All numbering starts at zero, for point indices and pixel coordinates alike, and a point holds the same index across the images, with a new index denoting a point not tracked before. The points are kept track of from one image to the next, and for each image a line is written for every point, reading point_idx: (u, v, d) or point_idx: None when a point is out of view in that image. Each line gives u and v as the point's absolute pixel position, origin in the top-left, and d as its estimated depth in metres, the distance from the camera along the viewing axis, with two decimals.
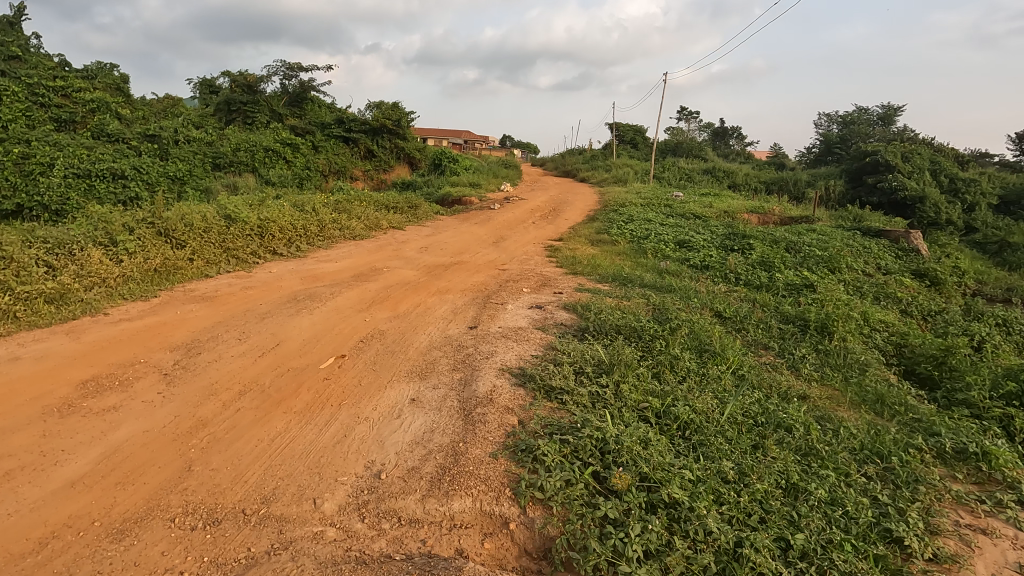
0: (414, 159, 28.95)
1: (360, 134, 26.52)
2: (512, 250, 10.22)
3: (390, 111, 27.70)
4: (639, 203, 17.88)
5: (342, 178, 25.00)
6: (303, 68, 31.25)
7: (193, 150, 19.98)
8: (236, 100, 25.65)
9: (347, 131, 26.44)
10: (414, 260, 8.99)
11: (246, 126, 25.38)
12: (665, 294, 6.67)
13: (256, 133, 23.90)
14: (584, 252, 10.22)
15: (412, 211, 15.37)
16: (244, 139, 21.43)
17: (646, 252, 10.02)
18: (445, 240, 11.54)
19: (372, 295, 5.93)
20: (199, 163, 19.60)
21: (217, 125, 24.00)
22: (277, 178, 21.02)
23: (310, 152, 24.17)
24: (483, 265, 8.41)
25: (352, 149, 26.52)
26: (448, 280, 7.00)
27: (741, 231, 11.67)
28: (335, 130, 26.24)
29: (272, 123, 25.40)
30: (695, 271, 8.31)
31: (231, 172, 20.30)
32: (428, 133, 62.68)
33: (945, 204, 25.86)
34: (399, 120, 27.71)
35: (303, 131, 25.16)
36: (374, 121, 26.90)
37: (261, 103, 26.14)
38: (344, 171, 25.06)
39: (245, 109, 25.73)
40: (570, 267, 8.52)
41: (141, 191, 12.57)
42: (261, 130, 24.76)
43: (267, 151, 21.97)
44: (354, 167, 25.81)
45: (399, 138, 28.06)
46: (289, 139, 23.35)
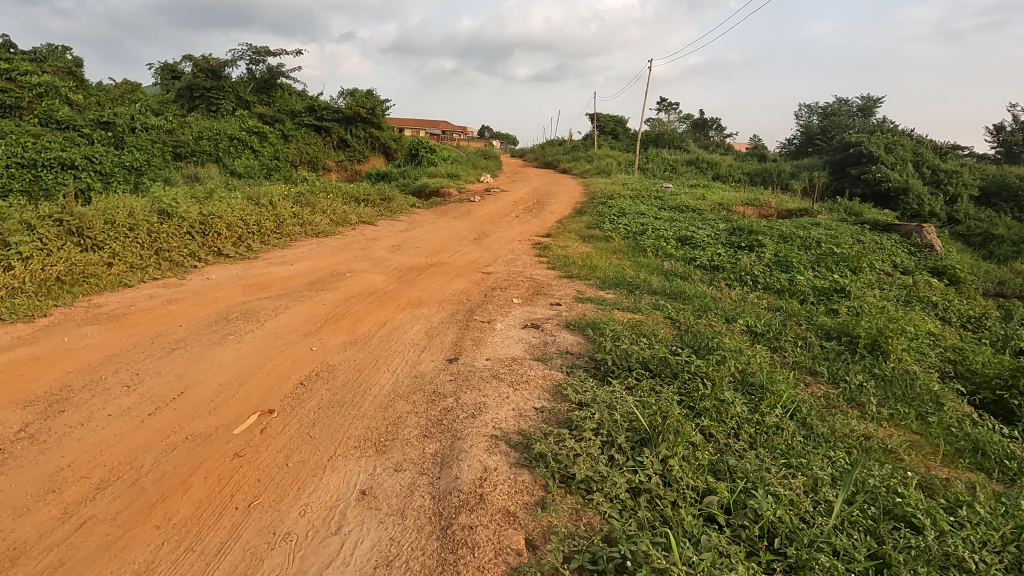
0: (391, 149, 27.55)
1: (332, 122, 25.08)
2: (497, 248, 9.13)
3: (363, 99, 26.26)
4: (629, 195, 16.89)
5: (313, 169, 23.53)
6: (272, 52, 29.46)
7: (151, 139, 18.46)
8: (199, 85, 23.82)
9: (318, 119, 24.98)
10: (386, 261, 7.84)
11: (209, 113, 23.72)
12: (681, 304, 5.66)
13: (220, 120, 22.29)
14: (576, 250, 9.18)
15: (387, 205, 14.14)
16: (207, 128, 19.90)
17: (646, 250, 9.04)
18: (422, 236, 10.37)
19: (326, 312, 4.77)
20: (156, 154, 18.05)
21: (178, 112, 22.34)
22: (243, 168, 19.45)
23: (279, 141, 22.69)
24: (464, 267, 7.31)
25: (324, 138, 25.12)
26: (423, 287, 5.87)
27: (745, 226, 10.74)
28: (306, 118, 24.74)
29: (238, 110, 23.78)
30: (706, 274, 7.34)
31: (193, 162, 18.75)
32: (406, 123, 60.90)
33: (928, 196, 25.56)
34: (374, 108, 26.30)
35: (270, 120, 23.61)
36: (347, 109, 25.44)
37: (227, 89, 24.45)
38: (316, 161, 23.60)
39: (209, 96, 23.96)
40: (564, 269, 7.47)
41: (93, 182, 11.65)
42: (226, 117, 23.15)
43: (231, 140, 20.43)
44: (326, 157, 24.34)
45: (373, 127, 26.64)
46: (256, 127, 21.82)
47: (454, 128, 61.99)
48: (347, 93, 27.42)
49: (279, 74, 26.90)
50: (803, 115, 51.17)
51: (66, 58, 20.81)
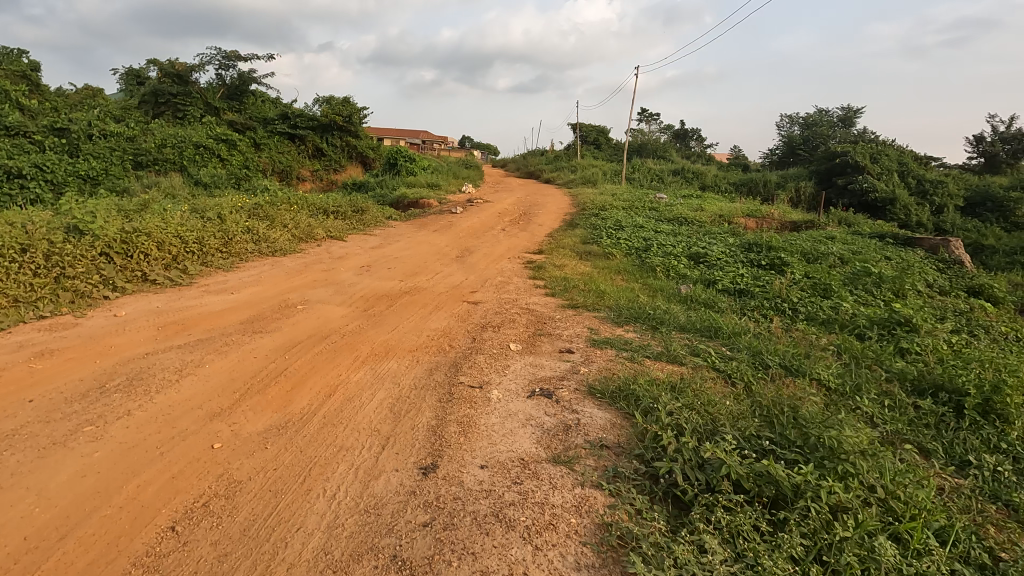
0: (368, 158, 26.20)
1: (306, 130, 23.63)
2: (484, 269, 7.90)
3: (339, 106, 24.93)
4: (621, 206, 15.80)
5: (287, 180, 22.12)
6: (245, 58, 28.08)
7: (109, 146, 17.01)
8: (164, 90, 22.32)
9: (292, 127, 23.60)
10: (351, 286, 6.53)
11: (176, 120, 22.19)
12: (720, 347, 4.49)
13: (186, 127, 20.76)
14: (575, 270, 7.98)
15: (362, 218, 12.83)
16: (170, 134, 18.45)
17: (654, 269, 7.89)
18: (396, 253, 9.07)
19: (254, 371, 3.44)
20: (113, 163, 16.58)
21: (141, 118, 20.75)
22: (209, 177, 17.81)
23: (250, 149, 21.23)
24: (445, 295, 6.05)
25: (298, 146, 23.61)
26: (393, 325, 4.59)
27: (758, 241, 9.66)
28: (279, 126, 23.39)
29: (206, 117, 22.28)
30: (733, 300, 6.20)
31: (155, 171, 17.34)
32: (385, 132, 59.52)
33: (914, 206, 25.18)
34: (350, 115, 24.97)
35: (241, 127, 22.17)
36: (322, 116, 24.09)
37: (195, 95, 22.91)
38: (290, 171, 22.16)
39: (175, 101, 22.46)
40: (564, 295, 6.26)
41: (40, 193, 12.12)
42: (193, 123, 21.63)
43: (197, 147, 18.80)
44: (300, 166, 22.93)
45: (350, 135, 25.28)
46: (224, 134, 20.34)
47: (434, 137, 60.95)
48: (322, 101, 26.08)
49: (250, 80, 25.44)
50: (785, 125, 51.19)
51: (21, 61, 19.20)
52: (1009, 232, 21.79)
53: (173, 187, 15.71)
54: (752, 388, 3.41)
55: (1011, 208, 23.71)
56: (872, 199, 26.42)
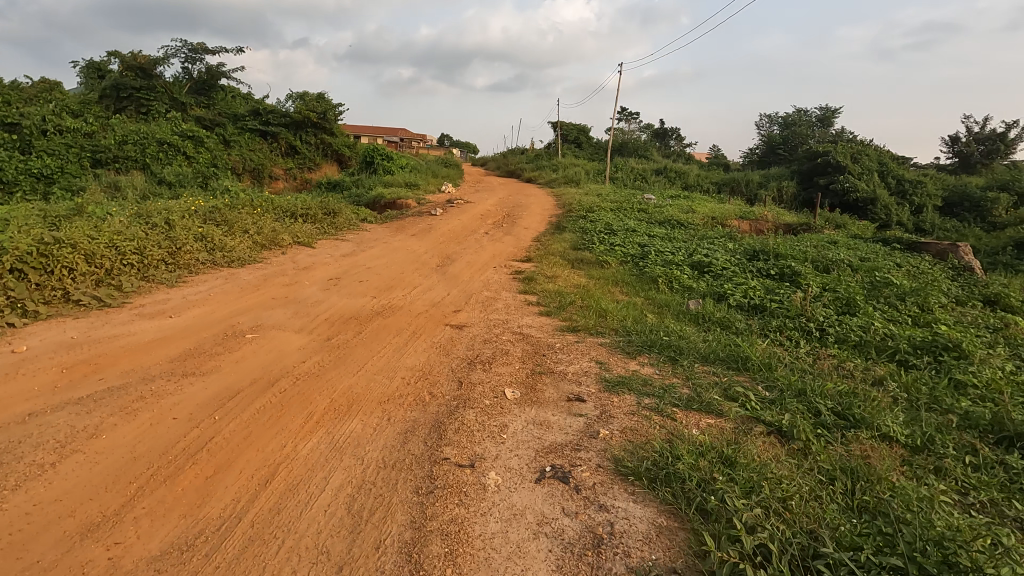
0: (345, 157, 25.11)
1: (278, 127, 22.49)
2: (468, 281, 7.10)
3: (314, 103, 23.83)
4: (609, 207, 15.12)
5: (260, 179, 20.94)
6: (213, 51, 26.80)
7: (65, 143, 15.79)
8: (126, 84, 20.87)
9: (263, 124, 22.45)
10: (314, 305, 5.66)
11: (140, 116, 20.65)
12: (756, 385, 3.77)
13: (149, 123, 19.48)
14: (568, 281, 7.23)
15: (334, 222, 11.90)
16: (132, 130, 17.27)
17: (656, 280, 7.17)
18: (369, 262, 8.20)
19: (168, 442, 2.59)
20: (67, 161, 15.38)
21: (99, 112, 19.41)
22: (174, 176, 16.62)
23: (219, 146, 20.03)
24: (424, 316, 5.22)
25: (270, 144, 22.42)
26: (361, 363, 3.75)
27: (761, 248, 9.03)
28: (250, 122, 22.20)
29: (172, 112, 20.96)
30: (750, 319, 5.51)
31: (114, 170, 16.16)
32: (361, 130, 58.07)
33: (895, 206, 25.08)
34: (325, 111, 23.87)
35: (209, 124, 20.96)
36: (295, 113, 22.96)
37: (160, 90, 21.56)
38: (263, 169, 20.98)
39: (138, 96, 21.04)
40: (561, 314, 5.49)
41: None
42: (156, 119, 20.35)
43: (161, 145, 17.63)
44: (273, 164, 21.76)
45: (325, 132, 24.18)
46: (191, 131, 19.04)
47: (412, 135, 59.87)
48: (296, 97, 24.86)
49: (219, 74, 24.17)
50: (764, 124, 51.18)
51: None
52: (990, 232, 21.72)
53: (132, 188, 14.55)
54: (818, 461, 2.69)
55: (989, 208, 23.72)
56: (854, 198, 26.26)
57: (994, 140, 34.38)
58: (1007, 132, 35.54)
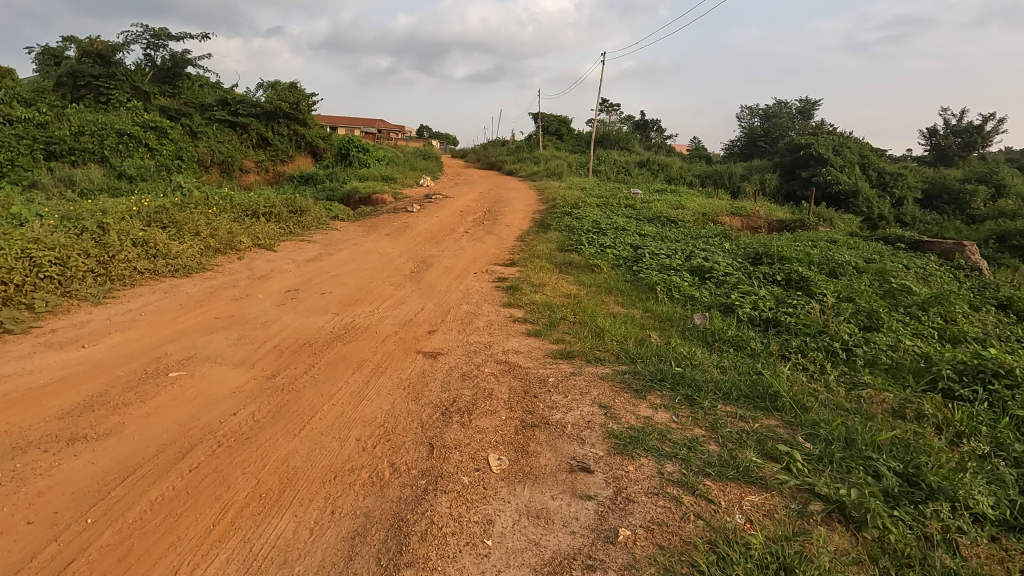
0: (319, 149, 23.99)
1: (248, 117, 21.35)
2: (445, 291, 6.34)
3: (285, 92, 22.68)
4: (595, 203, 14.47)
5: (229, 172, 19.81)
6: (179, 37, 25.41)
7: (14, 134, 14.68)
8: (84, 71, 19.32)
9: (232, 114, 21.23)
10: (264, 325, 4.86)
11: (99, 106, 19.37)
12: (793, 435, 3.11)
13: (109, 113, 18.22)
14: (557, 289, 6.52)
15: (302, 222, 11.02)
16: (89, 120, 16.16)
17: (654, 288, 6.51)
18: (335, 269, 7.39)
19: (5, 574, 1.82)
20: (16, 154, 14.28)
21: (54, 100, 18.08)
22: (134, 169, 15.47)
23: (184, 137, 18.82)
24: (392, 340, 4.47)
25: (240, 135, 21.21)
26: (308, 416, 2.97)
27: (762, 249, 8.42)
28: (217, 112, 20.99)
29: (133, 101, 19.58)
30: (766, 338, 4.88)
31: (69, 164, 15.10)
32: (337, 122, 56.46)
33: (876, 199, 24.92)
34: (297, 101, 22.75)
35: (173, 113, 19.72)
36: (265, 102, 21.81)
37: (120, 78, 20.03)
38: (232, 162, 19.84)
39: (97, 85, 19.52)
40: (552, 334, 4.78)
41: None
42: (116, 109, 19.09)
43: (121, 136, 16.47)
44: (243, 156, 20.61)
45: (298, 123, 23.05)
46: (154, 121, 17.72)
47: (391, 127, 58.54)
48: (267, 86, 23.67)
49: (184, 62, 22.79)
50: (745, 116, 50.92)
51: None
52: (971, 225, 21.57)
53: (88, 184, 13.32)
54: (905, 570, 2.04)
55: (968, 201, 23.64)
56: (836, 191, 26.05)
57: (971, 133, 34.53)
58: (984, 125, 35.71)
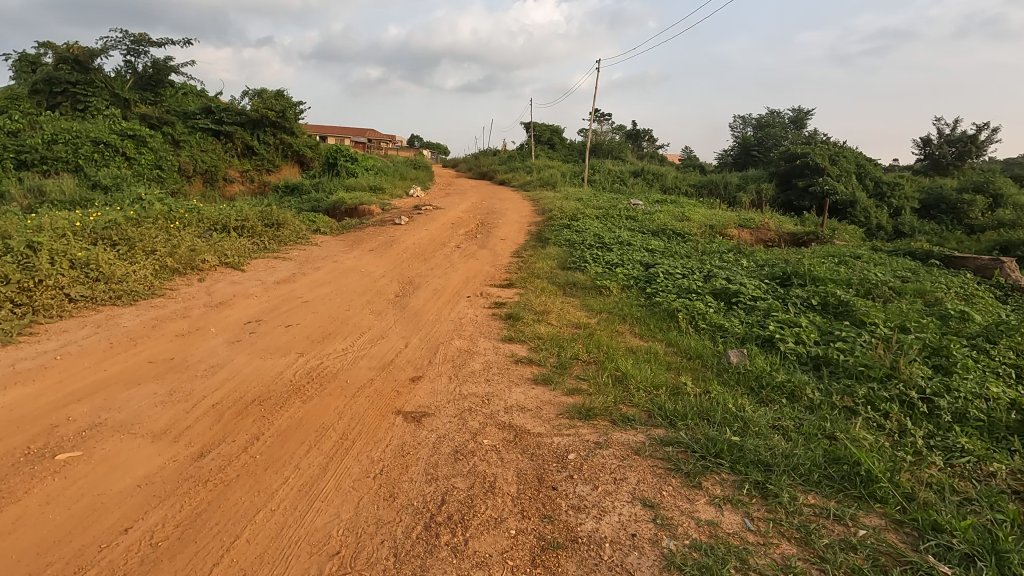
0: (306, 158, 23.05)
1: (233, 126, 20.41)
2: (433, 321, 5.46)
3: (271, 100, 21.79)
4: (594, 215, 13.65)
5: (212, 182, 18.82)
6: (160, 42, 24.40)
7: None
8: (60, 78, 18.17)
9: (216, 123, 20.28)
10: (208, 370, 3.93)
11: (77, 113, 18.26)
12: (914, 550, 2.25)
13: (86, 121, 17.19)
14: (565, 318, 5.65)
15: (279, 237, 10.09)
16: (62, 128, 15.16)
17: (675, 316, 5.68)
18: (308, 293, 6.48)
19: None
20: None
21: (25, 107, 17.02)
22: (110, 179, 14.35)
23: (165, 146, 17.83)
24: (367, 394, 3.55)
25: (224, 144, 20.23)
26: (228, 538, 2.08)
27: (786, 267, 7.61)
28: (200, 121, 20.01)
29: (111, 109, 18.56)
30: (822, 383, 4.04)
31: (38, 174, 14.05)
32: (327, 130, 55.45)
33: (874, 209, 24.35)
34: (284, 110, 21.87)
35: (155, 122, 18.70)
36: (251, 110, 20.89)
37: (99, 85, 19.00)
38: (216, 172, 18.86)
39: (74, 92, 18.41)
40: (565, 382, 3.89)
41: None
42: (92, 116, 18.06)
43: (96, 144, 15.45)
44: (227, 166, 19.62)
45: (284, 132, 22.13)
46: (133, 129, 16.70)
47: (381, 136, 57.72)
48: (252, 93, 22.74)
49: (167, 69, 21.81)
50: (738, 125, 50.51)
51: None
52: (970, 235, 20.92)
53: (58, 195, 12.26)
54: None
55: (965, 210, 23.00)
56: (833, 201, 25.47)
57: (966, 142, 34.14)
58: (977, 135, 35.31)
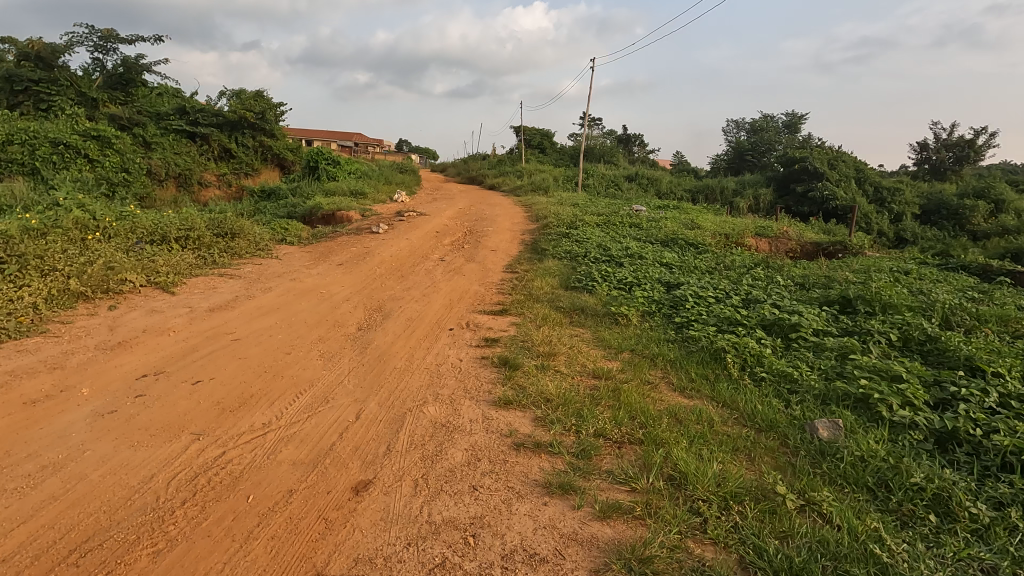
0: (286, 162, 21.49)
1: (208, 127, 18.84)
2: (402, 369, 4.06)
3: (250, 100, 20.27)
4: (595, 221, 12.37)
5: (186, 187, 17.26)
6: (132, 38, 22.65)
7: None
8: (21, 75, 16.42)
9: (190, 124, 18.70)
10: (33, 478, 2.50)
11: (39, 113, 16.43)
12: None
13: (48, 121, 15.48)
14: (578, 366, 4.28)
15: (232, 250, 8.62)
16: (17, 128, 13.55)
17: (723, 358, 4.34)
18: (243, 325, 5.05)
19: None
20: None
21: None
22: (68, 183, 12.76)
23: (133, 148, 16.21)
24: (271, 531, 2.15)
25: (199, 147, 18.64)
26: None
27: (838, 286, 6.31)
28: (173, 121, 18.35)
29: (76, 108, 16.85)
30: (973, 483, 2.73)
31: None
32: (311, 132, 53.55)
33: (875, 214, 23.32)
34: (264, 111, 20.38)
35: (124, 122, 17.07)
36: (229, 111, 19.38)
37: (65, 83, 17.18)
38: (190, 176, 17.29)
39: (37, 90, 16.60)
40: (595, 491, 2.54)
41: None
42: (54, 116, 16.25)
43: (54, 146, 13.84)
44: (203, 169, 18.06)
45: (263, 134, 20.64)
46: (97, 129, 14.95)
47: (367, 139, 56.38)
48: (230, 93, 21.19)
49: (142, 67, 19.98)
50: (730, 130, 49.62)
51: None
52: (975, 242, 19.86)
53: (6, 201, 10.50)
54: None
55: (968, 216, 21.98)
56: (832, 206, 24.41)
57: (963, 146, 33.27)
58: (973, 139, 34.47)
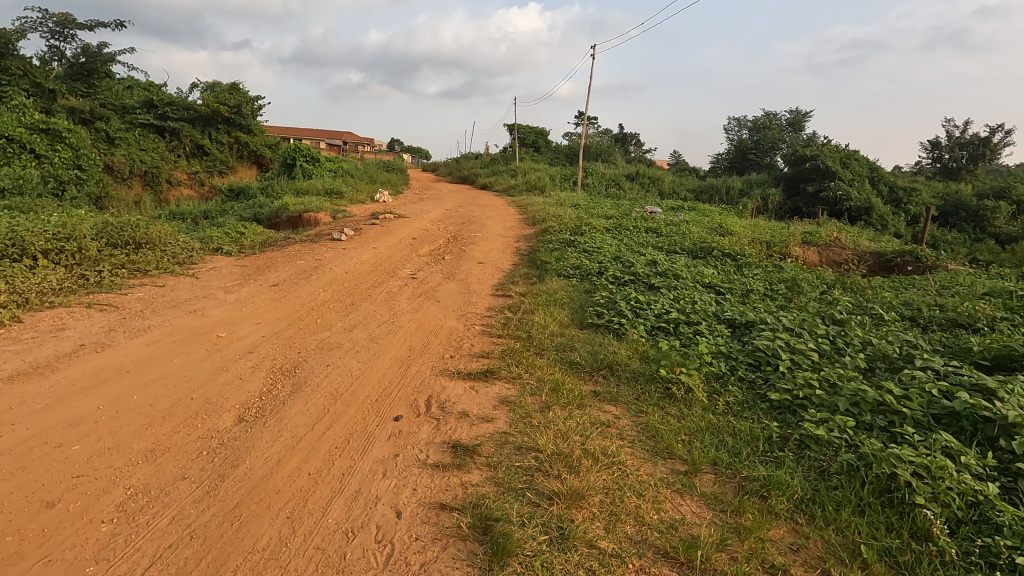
0: (263, 159, 19.20)
1: (179, 122, 16.54)
2: (267, 558, 1.93)
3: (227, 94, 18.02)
4: (605, 226, 10.29)
5: (154, 186, 14.98)
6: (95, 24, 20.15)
7: None
8: None
9: (159, 118, 16.42)
10: None
11: None
12: None
13: None
14: (631, 531, 2.16)
15: (133, 268, 6.44)
16: None
17: (906, 503, 2.26)
18: (28, 419, 2.86)
19: None
20: None
21: None
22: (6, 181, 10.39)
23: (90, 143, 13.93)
24: None
25: (169, 143, 16.36)
26: None
27: (990, 332, 4.23)
28: (140, 115, 16.01)
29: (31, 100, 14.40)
30: None
31: None
32: (297, 132, 51.09)
33: (893, 216, 21.51)
34: (239, 104, 18.15)
35: (86, 116, 14.72)
36: (202, 104, 17.08)
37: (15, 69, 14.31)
38: (158, 174, 15.05)
39: None
40: None
41: None
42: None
43: None
44: (173, 167, 15.85)
45: (239, 129, 18.34)
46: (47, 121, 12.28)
47: (354, 138, 54.15)
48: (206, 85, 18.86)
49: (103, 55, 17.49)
50: (731, 128, 47.57)
51: None
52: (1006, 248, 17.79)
53: None
54: None
55: (988, 217, 19.71)
56: (845, 207, 22.34)
57: (977, 145, 31.15)
58: (988, 138, 32.39)
